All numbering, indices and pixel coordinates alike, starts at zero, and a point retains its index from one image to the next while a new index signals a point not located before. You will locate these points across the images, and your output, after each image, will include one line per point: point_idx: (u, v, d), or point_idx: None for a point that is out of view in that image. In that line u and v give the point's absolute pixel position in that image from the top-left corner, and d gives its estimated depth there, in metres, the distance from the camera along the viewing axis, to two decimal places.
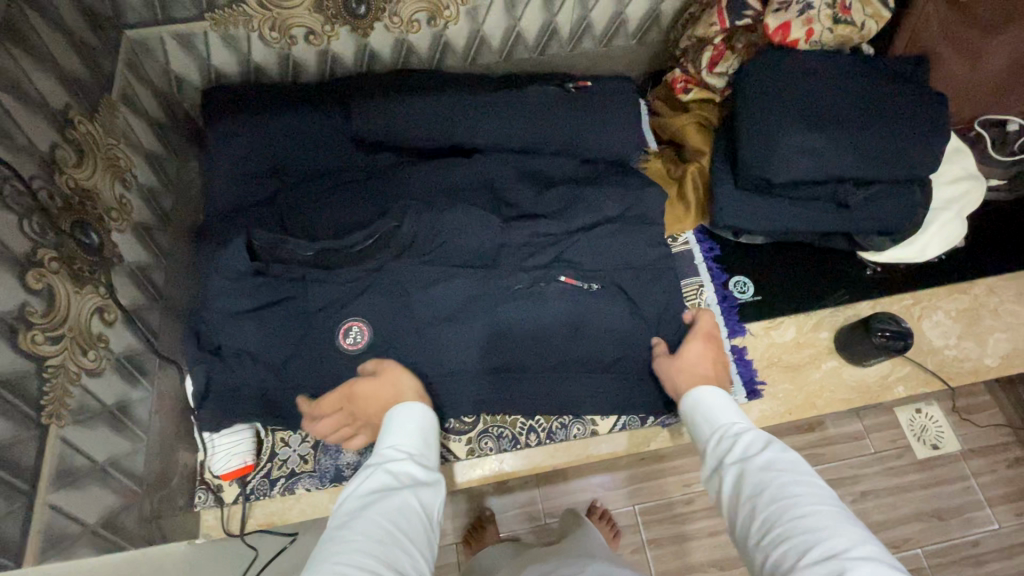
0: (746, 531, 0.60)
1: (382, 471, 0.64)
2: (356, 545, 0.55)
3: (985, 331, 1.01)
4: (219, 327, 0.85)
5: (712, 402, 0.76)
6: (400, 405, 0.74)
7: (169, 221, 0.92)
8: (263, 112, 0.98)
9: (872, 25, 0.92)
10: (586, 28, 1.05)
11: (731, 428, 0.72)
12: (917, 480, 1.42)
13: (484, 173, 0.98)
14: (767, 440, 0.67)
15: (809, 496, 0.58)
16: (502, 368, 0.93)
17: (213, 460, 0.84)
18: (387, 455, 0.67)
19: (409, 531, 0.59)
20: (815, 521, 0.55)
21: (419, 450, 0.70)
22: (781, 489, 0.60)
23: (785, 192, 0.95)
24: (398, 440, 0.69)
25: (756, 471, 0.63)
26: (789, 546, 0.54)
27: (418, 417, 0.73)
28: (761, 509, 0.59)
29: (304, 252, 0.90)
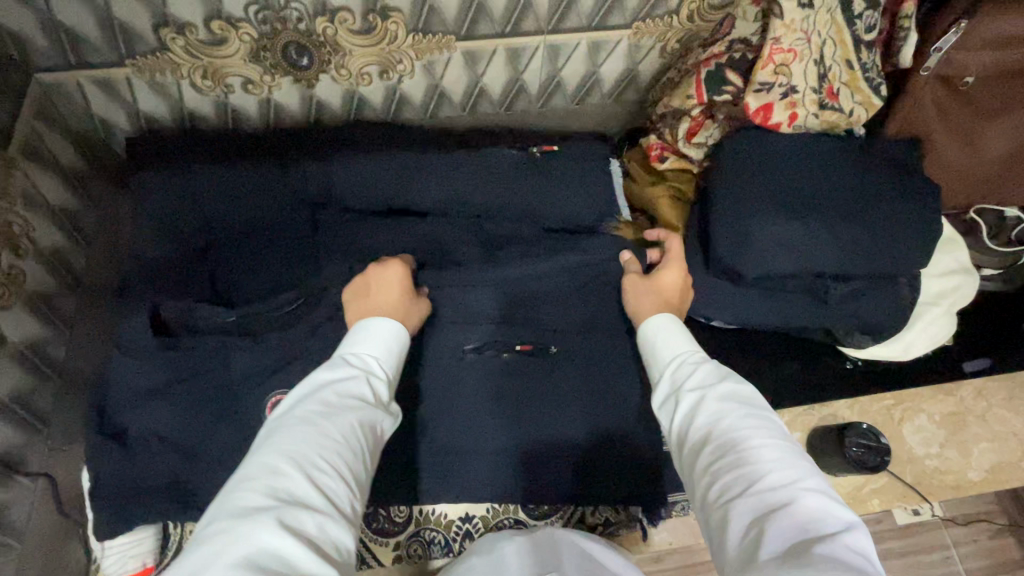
0: (699, 452, 0.53)
1: (361, 377, 0.57)
2: (330, 442, 0.49)
3: (970, 440, 0.93)
4: (121, 410, 0.76)
5: (671, 329, 0.67)
6: (382, 316, 0.65)
7: (79, 283, 0.84)
8: (190, 159, 0.88)
9: (861, 111, 0.84)
10: (557, 85, 0.97)
11: (692, 349, 0.63)
12: (895, 548, 1.31)
13: (434, 236, 0.90)
14: (728, 367, 0.60)
15: (770, 424, 0.53)
16: (441, 454, 0.81)
17: (107, 562, 0.75)
18: (364, 362, 0.59)
19: (375, 449, 0.54)
20: (778, 452, 0.50)
21: (395, 369, 0.63)
22: (748, 416, 0.53)
23: (760, 284, 0.87)
24: (374, 351, 0.61)
25: (722, 390, 0.56)
26: (750, 471, 0.48)
27: (396, 331, 0.63)
28: (723, 433, 0.52)
29: (224, 319, 0.81)
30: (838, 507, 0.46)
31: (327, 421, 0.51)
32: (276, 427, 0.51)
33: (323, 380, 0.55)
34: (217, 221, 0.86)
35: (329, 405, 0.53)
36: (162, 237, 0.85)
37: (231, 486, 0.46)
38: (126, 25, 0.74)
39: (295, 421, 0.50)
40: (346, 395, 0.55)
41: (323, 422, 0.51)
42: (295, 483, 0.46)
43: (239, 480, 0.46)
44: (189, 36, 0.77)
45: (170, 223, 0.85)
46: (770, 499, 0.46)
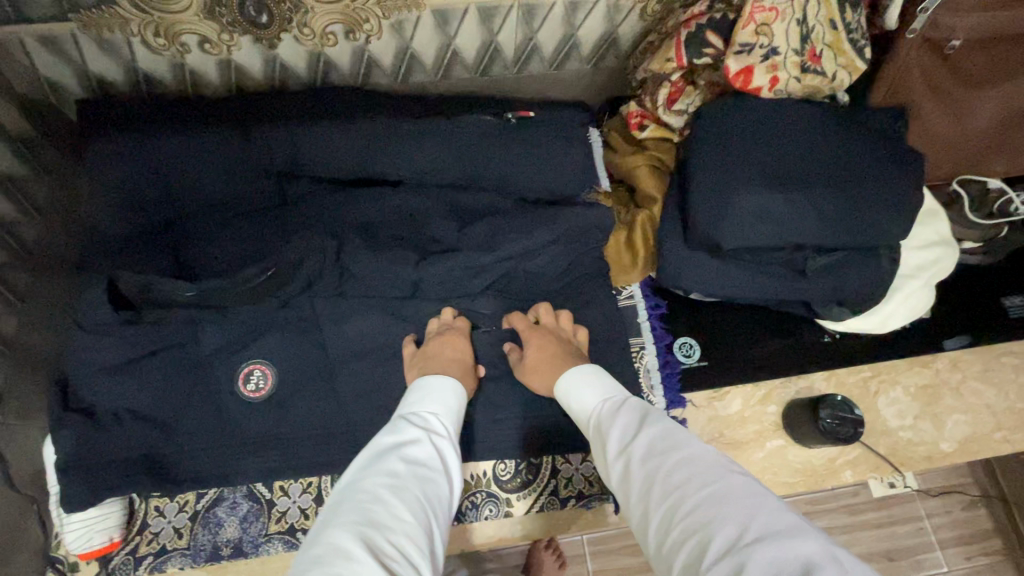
0: (650, 529, 0.55)
1: (419, 436, 0.65)
2: (399, 516, 0.55)
3: (944, 412, 0.94)
4: (85, 384, 0.74)
5: (592, 386, 0.72)
6: (439, 375, 0.74)
7: (30, 255, 0.79)
8: (153, 127, 0.83)
9: (843, 76, 0.82)
10: (533, 49, 0.93)
11: (613, 408, 0.67)
12: (870, 518, 1.33)
13: (405, 207, 0.87)
14: (649, 418, 0.63)
15: (701, 472, 0.55)
16: None
17: (67, 540, 0.73)
18: (426, 425, 0.67)
19: (440, 516, 0.60)
20: (712, 506, 0.51)
21: (452, 422, 0.70)
22: (673, 477, 0.55)
23: (738, 256, 0.85)
24: (433, 409, 0.70)
25: (645, 459, 0.59)
26: (693, 542, 0.50)
27: (457, 396, 0.73)
28: (655, 508, 0.55)
29: (184, 295, 0.75)
30: (785, 546, 0.47)
31: (392, 490, 0.57)
32: (347, 496, 0.57)
33: (389, 444, 0.63)
34: (179, 191, 0.83)
35: (399, 473, 0.59)
36: (122, 207, 0.81)
37: (306, 565, 0.49)
38: None
39: (368, 490, 0.56)
40: (413, 464, 0.61)
41: (392, 494, 0.57)
42: (366, 567, 0.48)
43: (313, 560, 0.49)
44: None
45: (128, 193, 0.81)
46: (718, 567, 0.47)
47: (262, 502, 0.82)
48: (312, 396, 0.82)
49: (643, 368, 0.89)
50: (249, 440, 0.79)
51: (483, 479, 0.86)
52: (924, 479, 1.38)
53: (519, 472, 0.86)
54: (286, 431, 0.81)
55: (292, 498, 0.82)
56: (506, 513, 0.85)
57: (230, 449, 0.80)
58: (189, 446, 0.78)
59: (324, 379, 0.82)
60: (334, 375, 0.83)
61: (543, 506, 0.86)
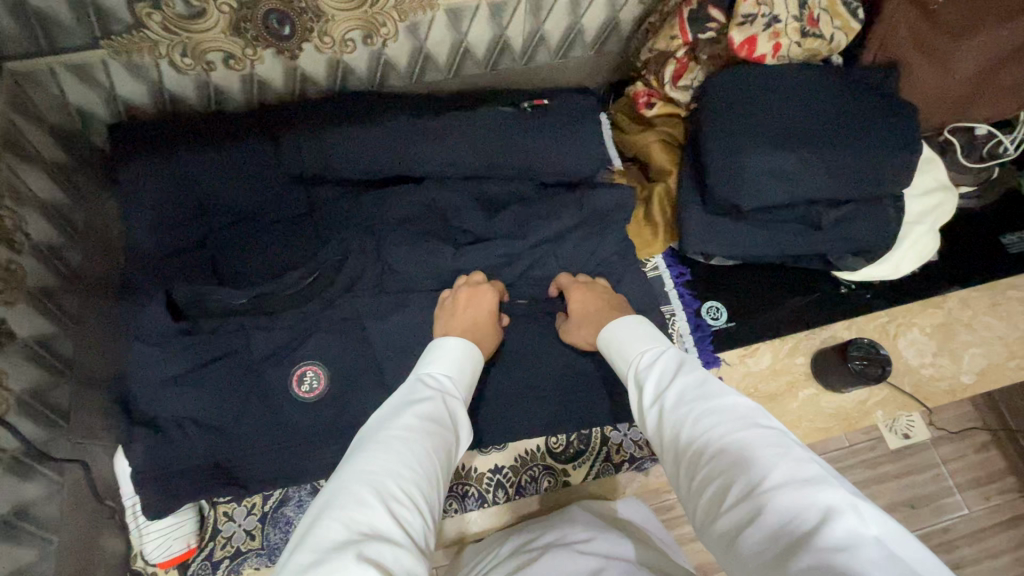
0: (678, 471, 0.59)
1: (433, 397, 0.66)
2: (410, 465, 0.57)
3: (960, 347, 0.99)
4: (146, 398, 0.75)
5: (628, 337, 0.74)
6: (452, 337, 0.75)
7: (78, 277, 0.81)
8: (185, 144, 0.85)
9: (840, 37, 0.87)
10: (540, 40, 0.97)
11: (650, 358, 0.70)
12: (890, 470, 1.38)
13: (434, 200, 0.90)
14: (685, 368, 0.65)
15: (730, 423, 0.57)
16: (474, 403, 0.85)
17: (148, 549, 0.77)
18: (439, 385, 0.69)
19: (447, 469, 0.62)
20: (738, 454, 0.54)
21: (463, 383, 0.72)
22: (703, 425, 0.58)
23: (755, 216, 0.90)
24: (446, 372, 0.71)
25: (676, 408, 0.62)
26: (716, 486, 0.54)
27: (469, 358, 0.74)
28: (684, 452, 0.59)
29: (231, 301, 0.80)
30: (803, 495, 0.49)
31: (404, 442, 0.59)
32: (365, 449, 0.59)
33: (405, 400, 0.65)
34: (213, 205, 0.85)
35: (411, 427, 0.61)
36: (156, 224, 0.82)
37: (324, 507, 0.53)
38: (99, 3, 0.71)
39: (381, 441, 0.59)
40: (425, 418, 0.63)
41: (404, 447, 0.59)
42: (374, 513, 0.51)
43: (328, 504, 0.53)
44: (165, 10, 0.74)
45: (167, 210, 0.83)
46: (737, 510, 0.51)
47: None
48: (366, 391, 0.83)
49: (676, 333, 0.95)
50: (308, 439, 0.81)
51: (539, 452, 0.90)
52: (938, 425, 1.43)
53: (571, 443, 0.91)
54: (343, 428, 0.82)
55: None
56: (565, 481, 0.89)
57: (289, 451, 0.81)
58: (252, 450, 0.79)
59: (376, 374, 0.84)
60: (383, 369, 0.84)
61: (598, 471, 0.91)
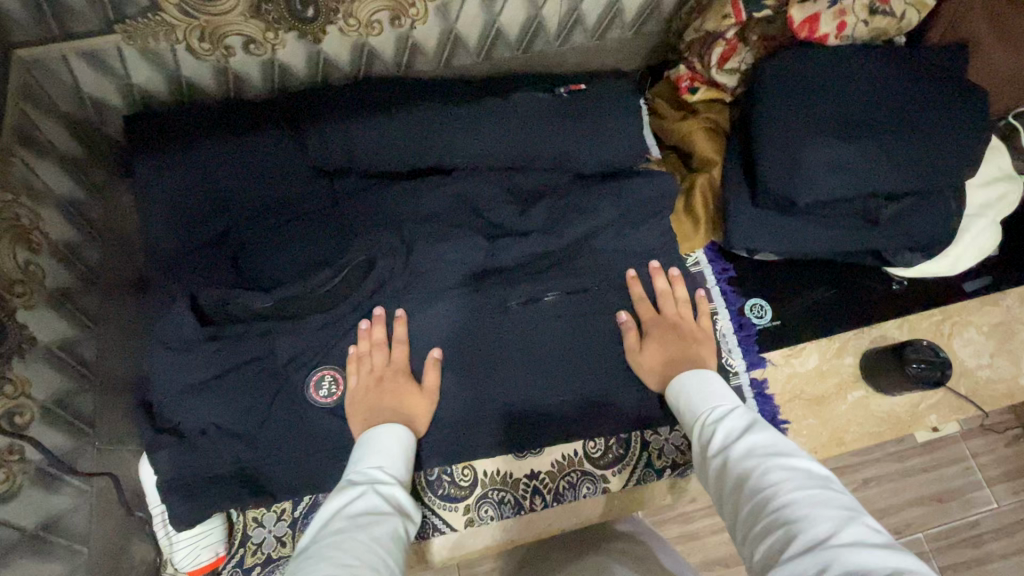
0: (735, 522, 0.56)
1: (363, 488, 0.62)
2: (348, 563, 0.52)
3: (1020, 347, 0.93)
4: (169, 403, 0.72)
5: (701, 386, 0.73)
6: (385, 424, 0.72)
7: (98, 280, 0.77)
8: (203, 136, 0.81)
9: (911, 15, 0.82)
10: (577, 19, 0.91)
11: (722, 413, 0.67)
12: (918, 463, 1.33)
13: (464, 190, 0.85)
14: (757, 422, 0.63)
15: (796, 476, 0.54)
16: (510, 409, 0.83)
17: (176, 557, 0.73)
18: (368, 476, 0.65)
19: (399, 555, 0.57)
20: (802, 507, 0.51)
21: (400, 471, 0.68)
22: (767, 475, 0.56)
23: (809, 211, 0.84)
24: (379, 461, 0.68)
25: (742, 459, 0.59)
26: (774, 536, 0.50)
27: (403, 439, 0.71)
28: (744, 499, 0.56)
29: (257, 305, 0.76)
30: (870, 558, 0.45)
31: (337, 544, 0.54)
32: (295, 568, 0.53)
33: (334, 505, 0.60)
34: (232, 200, 0.81)
35: (343, 527, 0.57)
36: (174, 220, 0.80)
37: None
38: None
39: (319, 548, 0.54)
40: (359, 515, 0.59)
41: (336, 547, 0.54)
42: None
43: None
44: None
45: (184, 208, 0.80)
46: (794, 564, 0.47)
47: None
48: None
49: (720, 332, 0.89)
50: (337, 444, 0.78)
51: (576, 458, 0.87)
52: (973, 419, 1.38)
53: (610, 447, 0.88)
54: None
55: None
56: (605, 489, 0.86)
57: (319, 457, 0.78)
58: (283, 453, 0.77)
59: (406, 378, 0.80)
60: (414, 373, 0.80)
61: (639, 478, 0.88)
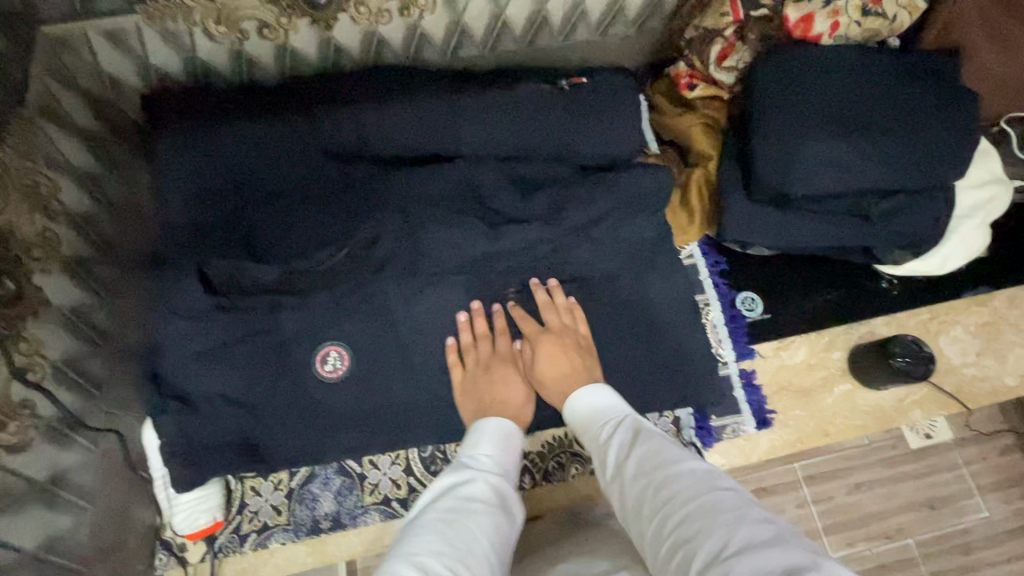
0: (643, 543, 0.56)
1: (475, 477, 0.63)
2: (452, 549, 0.55)
3: (1006, 347, 0.95)
4: (174, 371, 0.75)
5: (592, 402, 0.71)
6: (495, 418, 0.71)
7: (112, 251, 0.80)
8: (217, 117, 0.84)
9: (903, 17, 0.84)
10: (581, 15, 0.94)
11: (612, 430, 0.67)
12: (909, 470, 1.35)
13: (467, 177, 0.88)
14: (644, 435, 0.63)
15: (689, 487, 0.54)
16: None
17: (176, 520, 0.76)
18: (479, 465, 0.65)
19: (496, 552, 0.58)
20: (698, 521, 0.51)
21: (506, 466, 0.67)
22: (663, 492, 0.55)
23: (803, 205, 0.86)
24: (484, 452, 0.67)
25: (640, 480, 0.59)
26: (677, 554, 0.50)
27: (507, 433, 0.69)
28: (648, 521, 0.55)
29: (265, 279, 0.78)
30: (765, 559, 0.46)
31: (437, 532, 0.56)
32: (400, 539, 0.57)
33: (444, 485, 0.62)
34: (243, 179, 0.84)
35: (449, 513, 0.59)
36: (189, 196, 0.83)
37: None
38: None
39: (427, 527, 0.57)
40: (465, 501, 0.60)
41: (442, 534, 0.56)
42: None
43: None
44: None
45: (197, 184, 0.83)
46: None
47: (354, 476, 0.84)
48: (399, 371, 0.82)
49: (710, 324, 0.93)
50: (335, 418, 0.81)
51: (566, 439, 0.90)
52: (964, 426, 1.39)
53: None
54: (372, 405, 0.82)
55: (381, 471, 0.85)
56: (593, 469, 0.88)
57: (317, 429, 0.81)
58: (284, 424, 0.79)
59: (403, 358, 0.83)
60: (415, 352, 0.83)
61: None
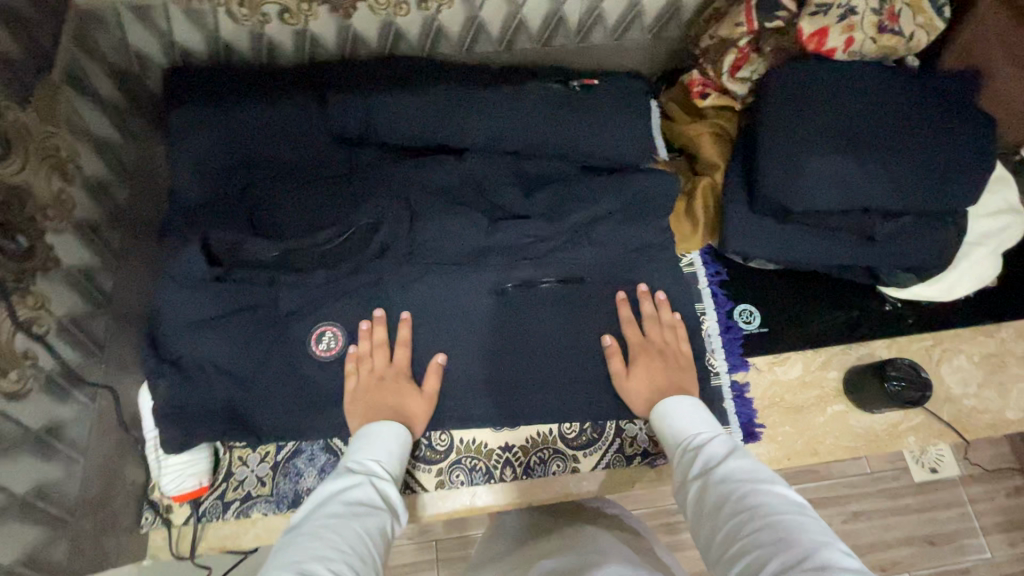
0: (710, 544, 0.58)
1: (362, 480, 0.65)
2: (340, 549, 0.55)
3: (1010, 380, 0.93)
4: (174, 337, 0.77)
5: (686, 411, 0.74)
6: (383, 421, 0.75)
7: (124, 218, 0.83)
8: (235, 97, 0.87)
9: (920, 35, 0.83)
10: (597, 18, 0.94)
11: (704, 437, 0.69)
12: (911, 504, 1.32)
13: (473, 172, 0.89)
14: (736, 448, 0.65)
15: (771, 501, 0.56)
16: (494, 384, 0.86)
17: (163, 481, 0.78)
18: (367, 469, 0.68)
19: (383, 548, 0.60)
20: (780, 532, 0.53)
21: (393, 469, 0.71)
22: (744, 500, 0.58)
23: (806, 220, 0.85)
24: (375, 455, 0.71)
25: (718, 484, 0.61)
26: (750, 556, 0.52)
27: (398, 436, 0.75)
28: (721, 522, 0.58)
29: (265, 254, 0.81)
30: None
31: (331, 528, 0.57)
32: (286, 542, 0.56)
33: (334, 487, 0.64)
34: (255, 158, 0.86)
35: (338, 514, 0.60)
36: (200, 172, 0.85)
37: None
38: None
39: (321, 523, 0.58)
40: (354, 503, 0.62)
41: (333, 529, 0.57)
42: None
43: None
44: None
45: (210, 161, 0.85)
46: None
47: (338, 455, 0.85)
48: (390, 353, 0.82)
49: (706, 332, 0.91)
50: (325, 397, 0.83)
51: (550, 436, 0.89)
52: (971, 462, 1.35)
53: (584, 430, 0.90)
54: None
55: None
56: (573, 467, 0.88)
57: (307, 406, 0.83)
58: (275, 398, 0.81)
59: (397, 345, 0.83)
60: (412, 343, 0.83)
61: (610, 462, 0.89)
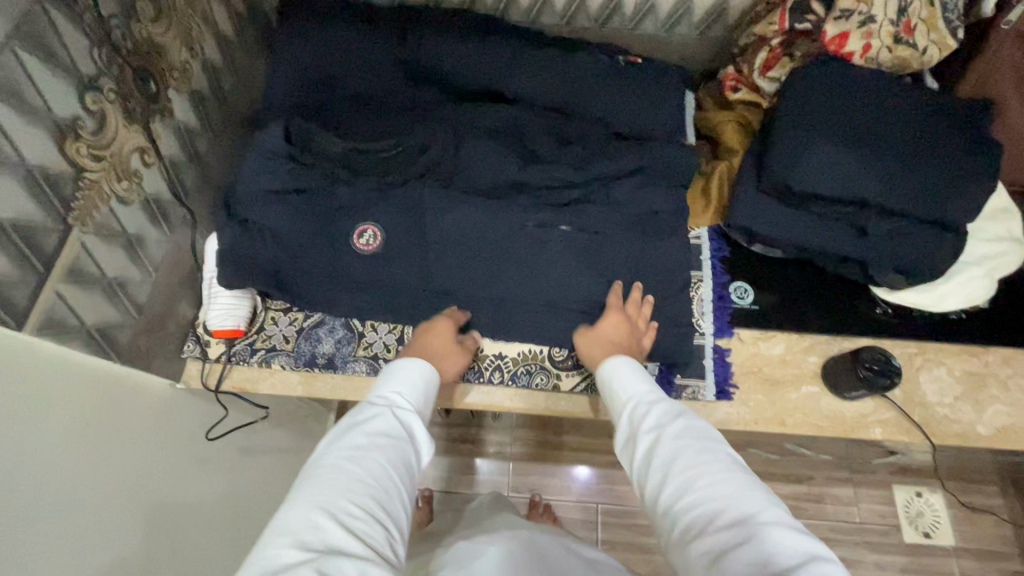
0: (654, 499, 0.63)
1: (383, 411, 0.68)
2: (361, 483, 0.59)
3: (986, 399, 0.96)
4: (242, 200, 0.92)
5: (632, 370, 0.76)
6: (406, 358, 0.77)
7: (224, 101, 0.99)
8: (331, 22, 1.03)
9: (932, 51, 0.92)
10: (650, 8, 1.07)
11: (654, 398, 0.71)
12: (899, 562, 1.34)
13: (517, 119, 1.02)
14: (684, 411, 0.68)
15: (718, 465, 0.60)
16: (499, 300, 0.96)
17: (210, 313, 0.92)
18: (389, 400, 0.71)
19: (407, 476, 0.64)
20: (726, 492, 0.58)
21: (416, 399, 0.73)
22: (692, 466, 0.61)
23: (806, 206, 0.93)
24: (398, 387, 0.73)
25: (666, 445, 0.64)
26: (699, 515, 0.57)
27: (422, 371, 0.76)
28: (669, 481, 0.62)
29: (333, 149, 0.97)
30: (789, 537, 0.53)
31: (347, 460, 0.61)
32: (307, 475, 0.61)
33: (352, 419, 0.67)
34: (339, 77, 1.03)
35: (359, 446, 0.63)
36: (292, 79, 1.02)
37: (274, 530, 0.54)
38: None
39: (341, 451, 0.62)
40: (373, 434, 0.65)
41: (354, 461, 0.61)
42: (325, 532, 0.53)
43: (277, 529, 0.54)
44: None
45: (302, 70, 1.02)
46: (717, 538, 0.55)
47: (355, 332, 0.98)
48: (418, 251, 0.93)
49: (698, 296, 0.99)
50: (351, 281, 0.94)
51: (540, 354, 0.99)
52: None
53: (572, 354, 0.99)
54: (386, 280, 0.95)
55: (378, 333, 0.98)
56: (554, 382, 0.98)
57: (336, 284, 0.95)
58: (312, 271, 0.94)
59: (422, 248, 0.93)
60: (433, 250, 0.93)
61: (588, 386, 0.98)
